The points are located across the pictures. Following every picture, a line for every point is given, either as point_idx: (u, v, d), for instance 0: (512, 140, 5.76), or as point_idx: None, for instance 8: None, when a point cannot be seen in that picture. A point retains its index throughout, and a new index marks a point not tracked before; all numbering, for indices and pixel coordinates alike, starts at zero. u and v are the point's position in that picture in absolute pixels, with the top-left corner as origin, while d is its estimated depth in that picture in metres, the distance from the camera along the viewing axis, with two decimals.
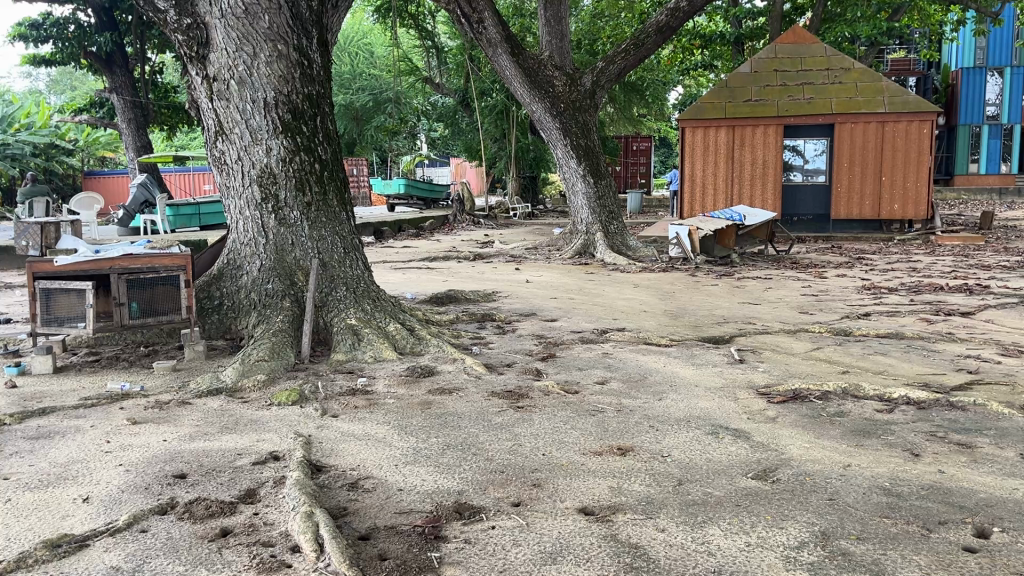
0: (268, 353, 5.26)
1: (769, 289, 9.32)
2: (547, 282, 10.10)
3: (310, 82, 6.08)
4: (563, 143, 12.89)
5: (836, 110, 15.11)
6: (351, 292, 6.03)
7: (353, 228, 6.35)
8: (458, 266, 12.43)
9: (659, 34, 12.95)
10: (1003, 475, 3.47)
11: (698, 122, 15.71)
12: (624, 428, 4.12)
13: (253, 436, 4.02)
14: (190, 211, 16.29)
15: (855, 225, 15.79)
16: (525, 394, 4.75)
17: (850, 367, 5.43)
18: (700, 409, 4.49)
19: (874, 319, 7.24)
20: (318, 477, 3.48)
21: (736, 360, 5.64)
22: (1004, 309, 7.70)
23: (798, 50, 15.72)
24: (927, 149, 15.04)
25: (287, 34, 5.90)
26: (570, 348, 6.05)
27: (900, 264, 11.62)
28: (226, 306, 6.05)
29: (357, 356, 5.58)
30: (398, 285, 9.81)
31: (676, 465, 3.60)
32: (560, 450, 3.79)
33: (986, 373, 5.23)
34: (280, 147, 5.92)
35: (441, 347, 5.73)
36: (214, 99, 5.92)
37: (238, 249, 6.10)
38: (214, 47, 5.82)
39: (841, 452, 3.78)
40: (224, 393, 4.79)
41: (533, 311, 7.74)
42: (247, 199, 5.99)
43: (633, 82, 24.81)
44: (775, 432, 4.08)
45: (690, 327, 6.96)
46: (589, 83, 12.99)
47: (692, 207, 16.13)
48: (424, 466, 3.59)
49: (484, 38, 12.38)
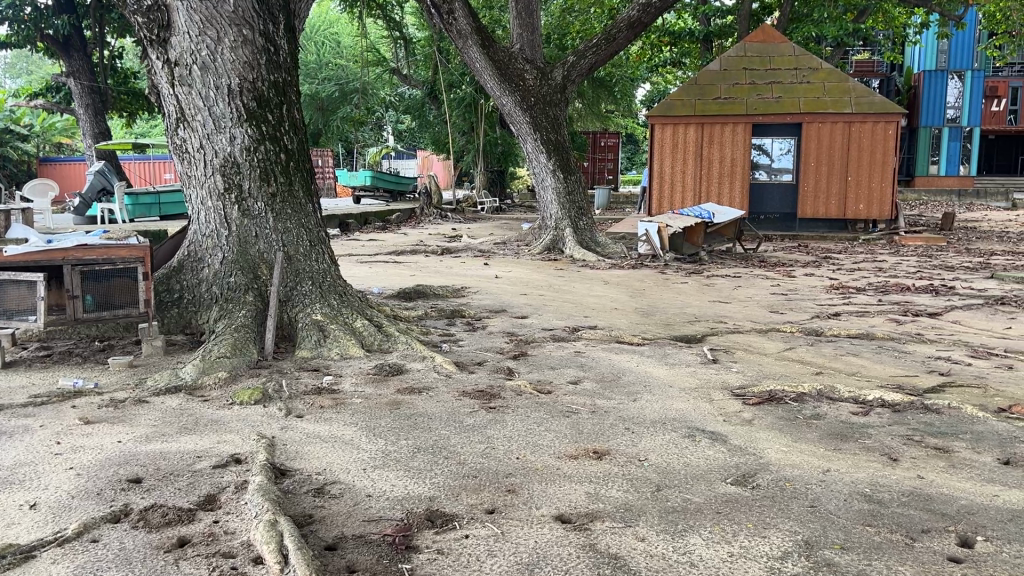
0: (229, 349, 5.05)
1: (738, 288, 9.31)
2: (517, 278, 9.98)
3: (277, 69, 5.89)
4: (533, 138, 12.77)
5: (804, 110, 15.18)
6: (317, 286, 5.84)
7: (320, 221, 6.17)
8: (426, 260, 12.26)
9: (630, 30, 12.85)
10: (983, 481, 3.43)
11: (667, 118, 15.71)
12: (599, 431, 4.01)
13: (213, 437, 3.85)
14: (149, 200, 15.77)
15: (820, 225, 15.91)
16: (496, 394, 4.62)
17: (823, 368, 5.39)
18: (675, 410, 4.41)
19: (844, 319, 7.24)
20: (282, 482, 3.32)
21: (709, 360, 5.58)
22: (970, 310, 7.77)
23: (766, 49, 15.80)
24: (892, 150, 15.17)
25: (253, 19, 5.71)
26: (542, 346, 5.94)
27: (867, 263, 11.72)
28: (186, 300, 5.84)
29: (322, 353, 5.41)
30: (364, 279, 9.64)
31: (653, 470, 3.50)
32: (534, 454, 3.67)
33: (957, 375, 5.24)
34: (243, 137, 5.71)
35: (410, 344, 5.58)
36: (175, 85, 5.69)
37: (200, 241, 5.88)
38: (176, 30, 5.59)
39: (819, 456, 3.73)
40: (183, 391, 4.59)
41: (503, 307, 7.62)
42: (209, 188, 5.77)
43: (602, 77, 24.79)
44: (752, 435, 4.01)
45: (662, 325, 6.90)
46: (560, 77, 12.89)
47: (661, 205, 16.13)
48: (394, 470, 3.45)
49: (454, 30, 12.23)
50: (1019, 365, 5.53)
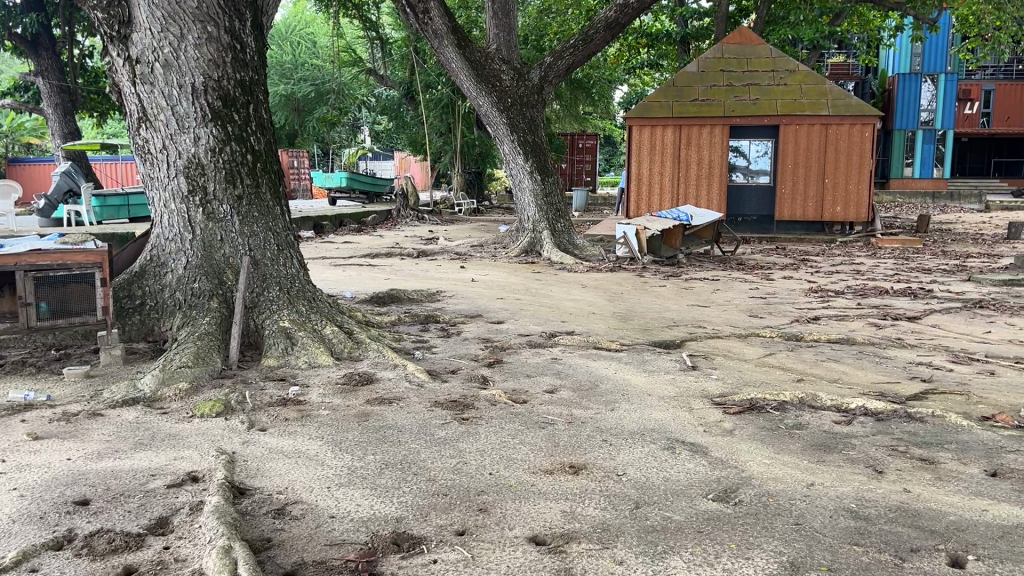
0: (191, 359, 4.84)
1: (717, 291, 9.22)
2: (493, 281, 9.84)
3: (243, 68, 5.69)
4: (510, 139, 12.62)
5: (782, 111, 15.15)
6: (284, 292, 5.65)
7: (288, 225, 5.97)
8: (401, 263, 12.07)
9: (608, 30, 12.70)
10: (971, 495, 3.31)
11: (645, 120, 15.61)
12: (576, 444, 3.86)
13: (170, 453, 3.65)
14: (118, 202, 15.43)
15: (797, 227, 15.89)
16: (470, 404, 4.46)
17: (805, 375, 5.28)
18: (654, 420, 4.27)
19: (824, 324, 7.15)
20: (240, 502, 3.14)
21: (688, 366, 5.46)
22: (948, 314, 7.72)
23: (743, 51, 15.78)
24: (868, 152, 15.19)
25: (218, 15, 5.51)
26: (518, 353, 5.79)
27: (844, 266, 11.69)
28: (148, 306, 5.61)
29: (290, 361, 5.22)
30: (338, 283, 9.46)
31: (631, 485, 3.35)
32: (508, 469, 3.51)
33: (940, 381, 5.14)
34: (209, 137, 5.50)
35: (382, 351, 5.41)
36: (137, 83, 5.48)
37: (162, 245, 5.66)
38: (138, 26, 5.38)
39: (801, 469, 3.61)
40: (142, 403, 4.39)
41: (479, 312, 7.47)
42: (173, 190, 5.56)
43: (580, 79, 24.69)
44: (733, 447, 3.88)
45: (640, 330, 6.77)
46: (536, 78, 12.75)
47: (639, 207, 16.05)
48: (360, 489, 3.28)
49: (430, 29, 12.07)
50: (1002, 371, 5.44)
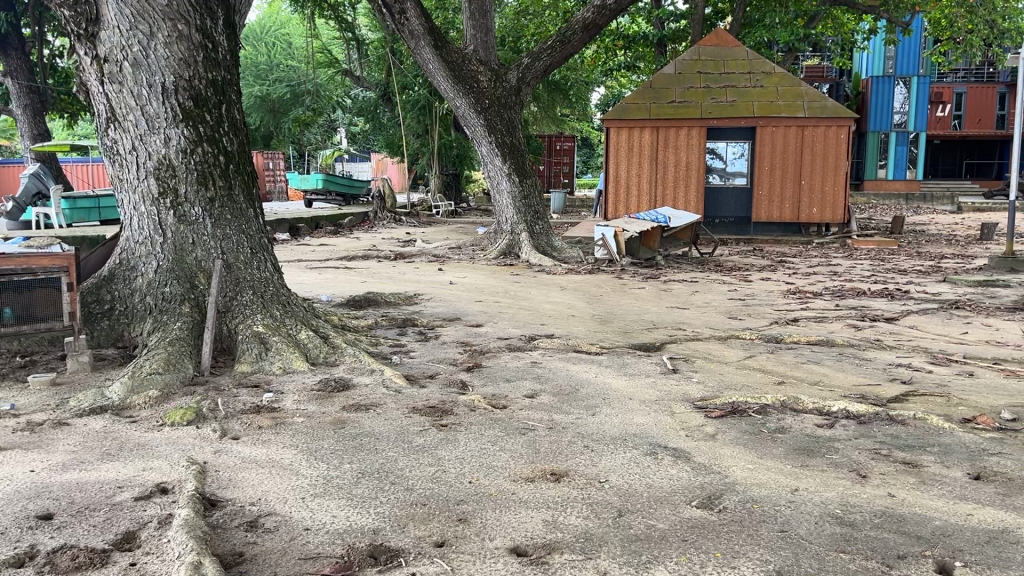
0: (162, 365, 4.71)
1: (696, 292, 9.20)
2: (471, 283, 9.76)
3: (215, 67, 5.56)
4: (488, 140, 12.54)
5: (758, 113, 15.21)
6: (258, 296, 5.53)
7: (262, 227, 5.85)
8: (378, 266, 11.94)
9: (585, 32, 12.63)
10: (955, 499, 3.28)
11: (623, 122, 15.62)
12: (557, 450, 3.79)
13: (139, 463, 3.53)
14: (88, 204, 15.16)
15: (774, 229, 15.94)
16: (448, 410, 4.38)
17: (786, 378, 5.25)
18: (635, 425, 4.21)
19: (803, 325, 7.14)
20: (211, 514, 3.03)
21: (669, 369, 5.41)
22: (925, 314, 7.75)
23: (720, 53, 15.84)
24: (844, 153, 15.27)
25: (189, 13, 5.38)
26: (497, 357, 5.71)
27: (821, 267, 11.74)
28: (117, 311, 5.46)
29: (263, 367, 5.11)
30: (313, 286, 9.33)
31: (614, 493, 3.29)
32: (488, 477, 3.43)
33: (919, 383, 5.13)
34: (180, 137, 5.37)
35: (358, 356, 5.30)
36: (106, 82, 5.35)
37: (132, 248, 5.52)
38: (106, 23, 5.24)
39: (785, 473, 3.56)
40: (110, 411, 4.25)
41: (457, 315, 7.38)
42: (143, 193, 5.42)
43: (557, 80, 24.65)
44: (716, 451, 3.84)
45: (620, 333, 6.73)
46: (514, 79, 12.67)
47: (617, 209, 16.04)
48: (335, 499, 3.19)
49: (406, 30, 11.97)
50: (980, 373, 5.45)
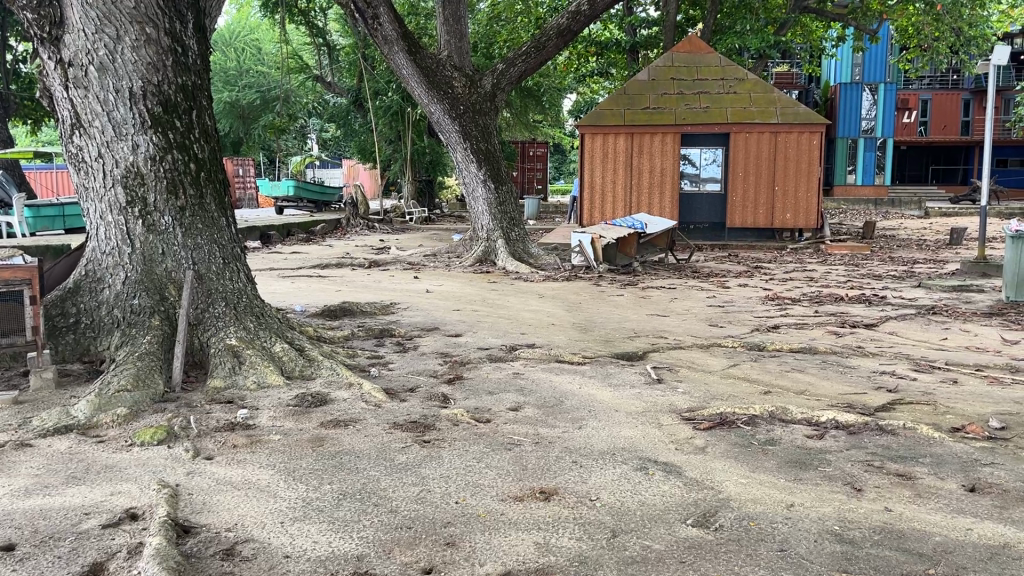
0: (131, 382, 4.51)
1: (675, 300, 9.14)
2: (449, 292, 9.62)
3: (185, 71, 5.39)
4: (462, 146, 12.42)
5: (732, 119, 15.26)
6: (231, 308, 5.36)
7: (234, 237, 5.67)
8: (352, 274, 11.76)
9: (560, 37, 12.55)
10: (953, 513, 3.21)
11: (597, 128, 15.61)
12: (545, 467, 3.67)
13: (107, 487, 3.35)
14: (52, 212, 14.83)
15: (748, 234, 15.96)
16: (430, 425, 4.24)
17: (772, 387, 5.18)
18: (623, 438, 4.11)
19: (784, 332, 7.11)
20: (184, 543, 2.87)
21: (654, 379, 5.31)
22: (904, 321, 7.74)
23: (693, 59, 15.88)
24: (816, 159, 15.35)
25: (157, 16, 5.22)
26: (479, 368, 5.58)
27: (797, 273, 11.76)
28: (83, 324, 5.24)
29: (237, 382, 4.92)
30: (287, 295, 9.14)
31: (606, 511, 3.18)
32: (476, 497, 3.30)
33: (906, 392, 5.08)
34: (148, 144, 5.19)
35: (336, 370, 5.15)
36: (70, 87, 5.16)
37: (99, 259, 5.32)
38: (71, 27, 5.06)
39: (779, 488, 3.48)
40: (75, 431, 4.05)
41: (435, 325, 7.23)
42: (109, 202, 5.23)
43: (530, 87, 24.62)
44: (707, 466, 3.74)
45: (602, 342, 6.64)
46: (489, 85, 12.56)
47: (592, 215, 16.01)
48: (316, 523, 3.04)
49: (379, 35, 11.84)
50: (964, 380, 5.43)
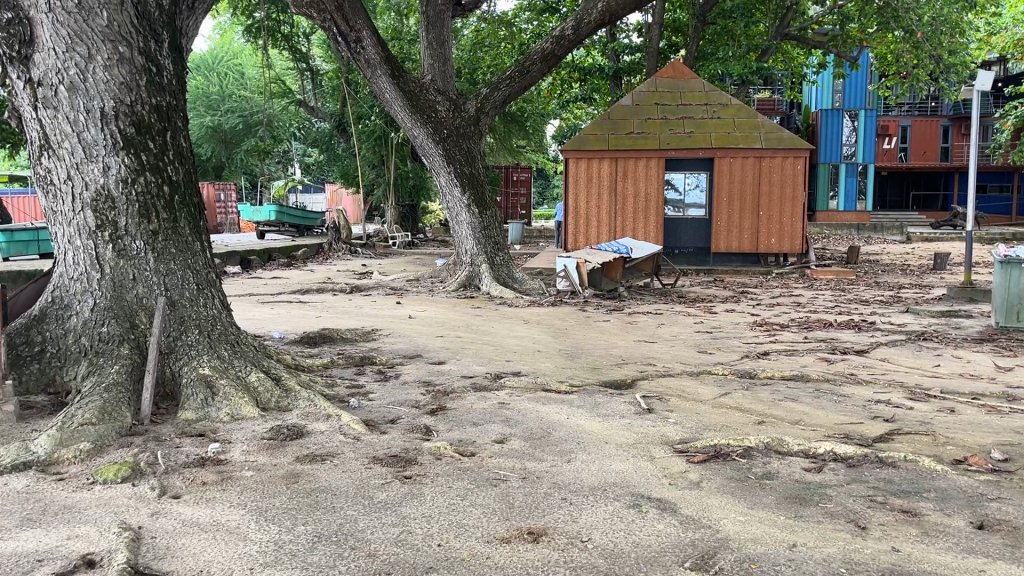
0: (96, 415, 4.28)
1: (661, 326, 8.97)
2: (432, 318, 9.40)
3: (160, 92, 5.22)
4: (446, 171, 12.28)
5: (716, 144, 15.24)
6: (204, 336, 5.14)
7: (209, 262, 5.47)
8: (333, 299, 11.52)
9: (544, 62, 12.49)
10: (964, 553, 3.05)
11: (582, 153, 15.58)
12: (533, 504, 3.47)
13: (63, 530, 3.12)
14: (27, 237, 14.50)
15: (733, 259, 15.87)
16: (412, 459, 4.04)
17: (765, 417, 5.01)
18: (614, 472, 3.93)
19: (774, 359, 6.95)
20: None
21: (644, 410, 5.13)
22: (895, 347, 7.62)
23: (677, 85, 15.90)
24: (801, 185, 15.31)
25: (131, 35, 5.06)
26: (463, 398, 5.38)
27: (784, 298, 11.66)
28: (49, 353, 4.99)
29: (209, 415, 4.70)
30: (266, 322, 8.91)
31: (599, 554, 2.99)
32: (460, 539, 3.10)
33: (902, 421, 4.93)
34: (120, 166, 5.00)
35: (313, 401, 4.94)
36: (39, 107, 4.97)
37: (66, 285, 5.08)
38: (40, 46, 4.88)
39: (779, 526, 3.30)
40: (35, 469, 3.81)
41: (417, 352, 7.03)
42: (78, 225, 5.02)
43: (513, 112, 24.62)
44: (703, 502, 3.56)
45: (589, 369, 6.46)
46: (473, 109, 12.46)
47: (577, 240, 15.92)
48: (289, 569, 2.83)
49: (362, 59, 11.72)
50: (961, 409, 5.28)
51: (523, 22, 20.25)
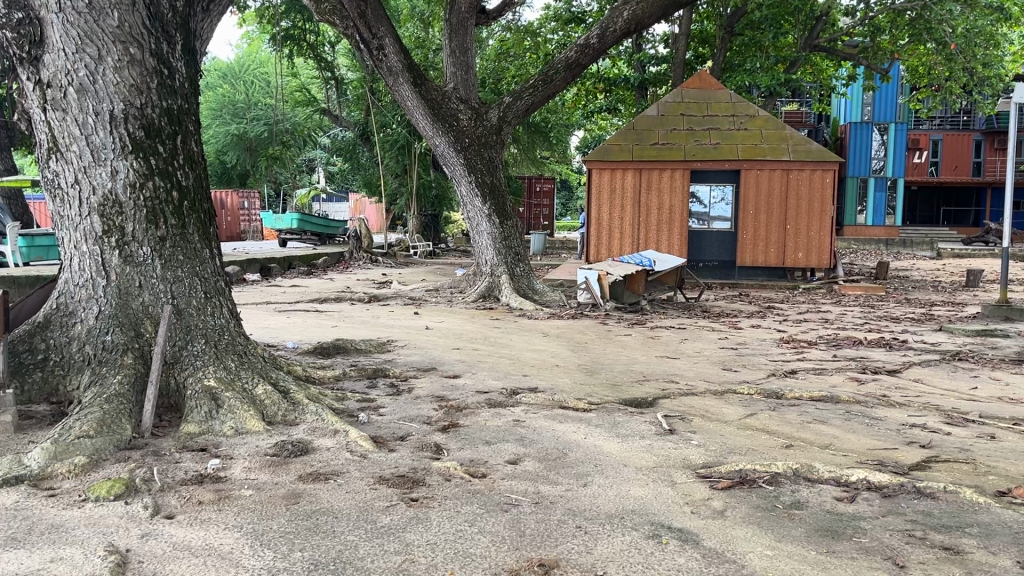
0: (94, 427, 4.12)
1: (685, 341, 8.70)
2: (450, 329, 9.21)
3: (170, 95, 5.09)
4: (467, 180, 12.13)
5: (742, 156, 14.97)
6: (211, 346, 4.98)
7: (217, 269, 5.31)
8: (350, 309, 11.38)
9: (568, 71, 12.29)
10: None
11: (605, 163, 15.39)
12: (545, 533, 3.26)
13: (48, 552, 2.96)
14: (47, 242, 14.54)
15: (759, 273, 15.55)
16: (419, 480, 3.84)
17: (793, 441, 4.76)
18: (632, 498, 3.71)
19: (802, 379, 6.68)
20: None
21: (665, 430, 4.89)
22: (928, 367, 7.32)
23: (703, 95, 15.65)
24: (830, 199, 14.97)
25: (143, 36, 4.93)
26: (476, 415, 5.17)
27: (812, 314, 11.35)
28: (51, 361, 4.85)
29: (213, 428, 4.53)
30: (280, 331, 8.77)
31: None
32: (466, 571, 2.89)
33: (940, 448, 4.66)
34: (128, 170, 4.86)
35: (321, 416, 4.76)
36: (48, 109, 4.86)
37: (71, 292, 4.95)
38: (51, 46, 4.78)
39: (810, 562, 3.06)
40: (26, 484, 3.67)
41: (432, 365, 6.83)
42: (85, 231, 4.89)
43: (537, 122, 24.47)
44: (728, 534, 3.33)
45: (609, 386, 6.23)
46: (495, 118, 12.29)
47: (598, 252, 15.71)
48: None
49: (384, 66, 11.63)
50: (1003, 435, 5.00)
51: (550, 33, 20.10)
